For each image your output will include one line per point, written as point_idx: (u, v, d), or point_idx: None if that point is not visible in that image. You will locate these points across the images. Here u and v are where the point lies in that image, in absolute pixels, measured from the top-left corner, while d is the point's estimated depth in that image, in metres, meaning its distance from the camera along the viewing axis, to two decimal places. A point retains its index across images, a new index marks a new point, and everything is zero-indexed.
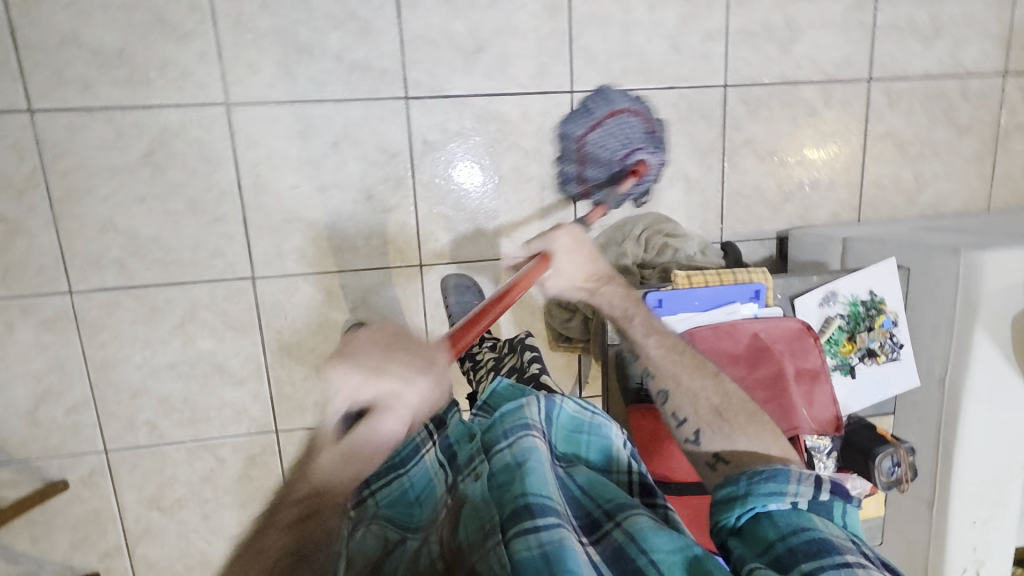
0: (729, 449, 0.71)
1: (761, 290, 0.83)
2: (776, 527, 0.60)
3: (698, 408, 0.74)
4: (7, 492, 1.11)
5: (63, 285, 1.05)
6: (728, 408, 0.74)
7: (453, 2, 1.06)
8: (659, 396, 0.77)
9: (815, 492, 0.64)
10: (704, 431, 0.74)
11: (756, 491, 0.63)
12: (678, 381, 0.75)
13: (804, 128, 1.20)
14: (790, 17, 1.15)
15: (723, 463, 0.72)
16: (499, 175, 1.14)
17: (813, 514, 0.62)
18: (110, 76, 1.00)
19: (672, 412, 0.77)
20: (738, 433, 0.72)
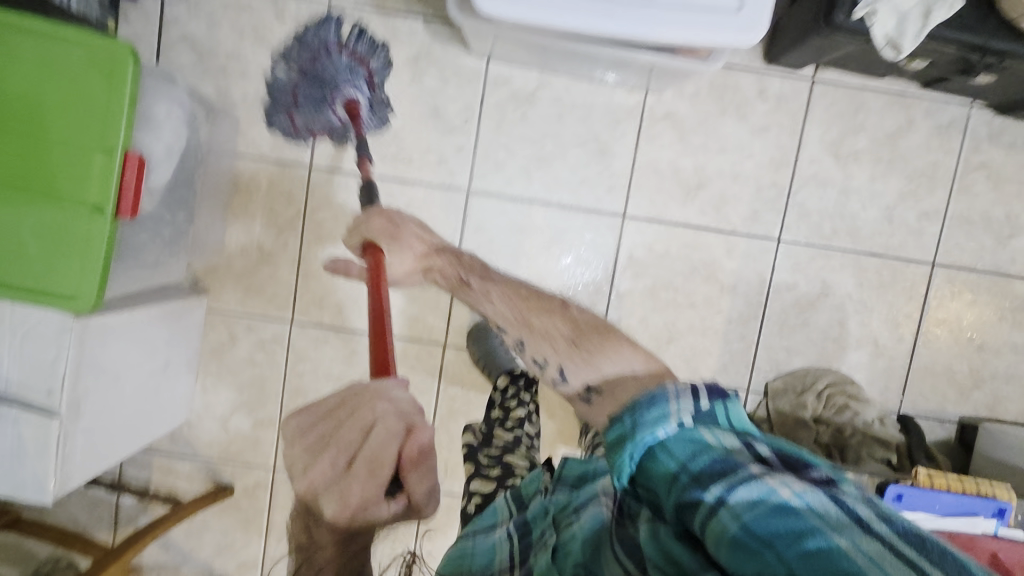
0: (597, 377, 0.64)
1: (1006, 509, 0.74)
2: (671, 459, 0.45)
3: (555, 347, 0.71)
4: (183, 482, 1.22)
5: (287, 315, 1.18)
6: (580, 332, 0.72)
7: (688, 141, 1.14)
8: (518, 346, 0.77)
9: (697, 404, 0.47)
10: (567, 368, 0.69)
11: (643, 424, 0.47)
12: (531, 338, 0.76)
13: (1006, 321, 1.18)
14: (1014, 212, 1.15)
15: (597, 395, 0.64)
16: (691, 301, 1.18)
17: (699, 434, 0.45)
18: (380, 151, 1.15)
19: (533, 357, 0.75)
20: (597, 357, 0.66)
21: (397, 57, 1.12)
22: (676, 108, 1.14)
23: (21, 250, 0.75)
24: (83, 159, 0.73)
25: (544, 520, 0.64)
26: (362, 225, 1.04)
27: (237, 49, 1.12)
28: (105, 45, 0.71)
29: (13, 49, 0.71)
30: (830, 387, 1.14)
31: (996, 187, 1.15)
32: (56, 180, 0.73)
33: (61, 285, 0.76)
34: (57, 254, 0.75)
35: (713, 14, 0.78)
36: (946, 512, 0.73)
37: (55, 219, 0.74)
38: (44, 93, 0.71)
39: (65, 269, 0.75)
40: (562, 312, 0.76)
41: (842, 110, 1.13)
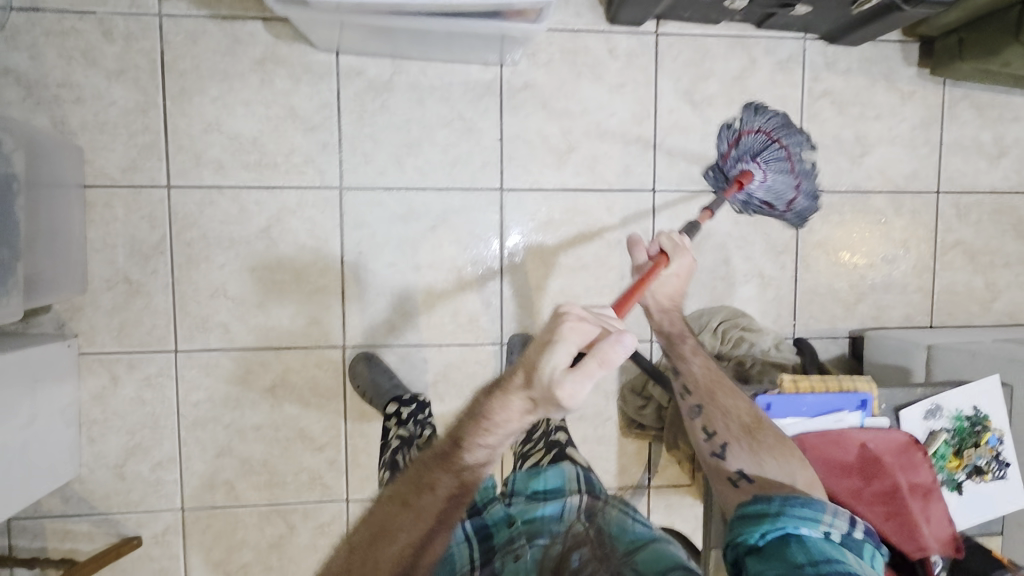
0: (756, 471, 0.77)
1: (867, 399, 0.86)
2: (806, 550, 0.61)
3: (729, 425, 0.83)
4: (82, 545, 1.12)
5: (170, 344, 1.11)
6: (756, 426, 0.82)
7: (550, 107, 1.17)
8: (693, 410, 0.87)
9: (855, 529, 0.65)
10: (730, 446, 0.82)
11: (791, 512, 0.66)
12: (708, 407, 0.86)
13: (873, 234, 1.25)
14: (860, 132, 1.23)
15: (745, 481, 0.78)
16: (583, 262, 1.19)
17: (848, 550, 0.63)
18: (242, 160, 1.11)
19: (703, 425, 0.85)
20: (766, 454, 0.78)
21: (243, 62, 1.10)
22: (532, 78, 1.16)
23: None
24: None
25: (506, 527, 0.83)
26: (666, 238, 0.89)
27: (69, 75, 1.06)
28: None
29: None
30: (725, 322, 1.17)
31: (839, 112, 1.23)
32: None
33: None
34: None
35: None
36: (811, 412, 0.84)
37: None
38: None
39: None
40: (742, 398, 0.86)
41: (688, 59, 1.19)
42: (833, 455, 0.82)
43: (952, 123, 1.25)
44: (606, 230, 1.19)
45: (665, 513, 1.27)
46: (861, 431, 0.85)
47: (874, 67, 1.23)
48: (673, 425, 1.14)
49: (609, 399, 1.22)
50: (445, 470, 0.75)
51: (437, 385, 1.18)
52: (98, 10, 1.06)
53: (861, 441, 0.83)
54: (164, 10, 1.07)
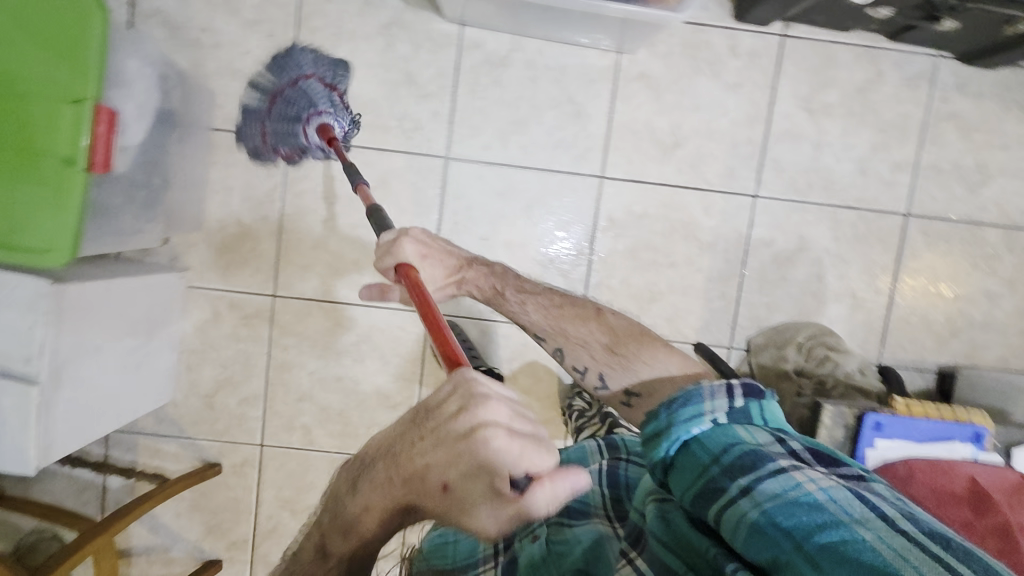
0: (635, 382, 0.82)
1: (981, 434, 0.87)
2: (705, 449, 0.54)
3: (592, 355, 0.85)
4: (168, 463, 1.20)
5: (269, 289, 1.17)
6: (616, 339, 0.85)
7: (662, 100, 1.16)
8: (558, 353, 0.89)
9: (786, 447, 0.53)
10: (607, 373, 0.84)
11: (677, 419, 0.57)
12: (566, 348, 0.88)
13: (979, 269, 1.20)
14: (982, 161, 1.18)
15: (634, 396, 0.82)
16: (672, 260, 1.19)
17: (810, 488, 0.46)
18: (356, 120, 1.14)
19: (574, 364, 0.88)
20: (634, 363, 0.82)
21: (369, 25, 1.12)
22: (649, 69, 1.15)
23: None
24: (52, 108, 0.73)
25: (530, 541, 0.71)
26: (386, 258, 0.84)
27: (207, 21, 1.11)
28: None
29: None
30: (811, 339, 1.16)
31: (964, 137, 1.17)
32: (28, 134, 0.74)
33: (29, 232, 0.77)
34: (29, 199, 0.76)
35: None
36: (922, 438, 0.85)
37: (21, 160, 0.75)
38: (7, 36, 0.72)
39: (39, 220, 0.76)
40: (590, 323, 0.87)
41: (812, 65, 1.15)
42: (939, 482, 0.79)
43: None
44: (700, 229, 1.18)
45: None
46: (970, 465, 0.82)
47: (1010, 95, 1.16)
48: None
49: None
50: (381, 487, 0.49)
51: (511, 362, 1.21)
52: None
53: (970, 476, 0.79)
54: None
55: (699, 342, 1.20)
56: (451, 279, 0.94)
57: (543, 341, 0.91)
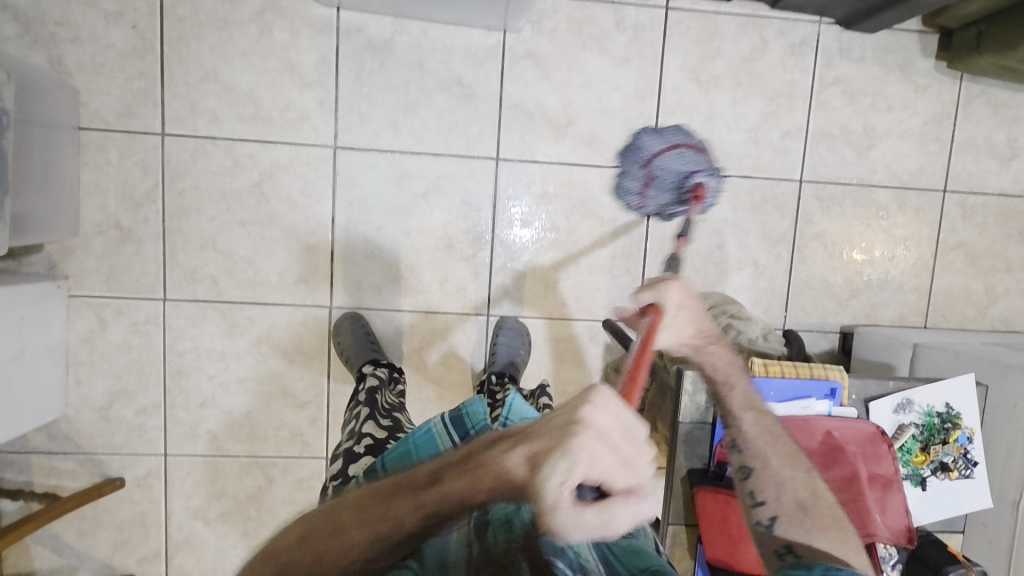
0: (802, 545, 0.74)
1: (835, 389, 0.91)
2: None
3: (780, 496, 0.80)
4: (66, 482, 1.14)
5: (158, 292, 1.12)
6: (812, 500, 0.79)
7: (552, 78, 1.14)
8: (744, 472, 0.83)
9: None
10: (779, 519, 0.79)
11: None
12: (757, 472, 0.82)
13: (873, 229, 1.23)
14: (869, 124, 1.20)
15: (792, 554, 0.74)
16: (574, 239, 1.18)
17: None
18: (237, 112, 1.10)
19: (751, 490, 0.82)
20: (817, 533, 0.76)
21: (242, 12, 1.08)
22: (536, 47, 1.13)
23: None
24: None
25: None
26: (647, 290, 0.82)
27: (67, 15, 1.05)
28: None
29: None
30: (713, 309, 1.17)
31: (850, 101, 1.19)
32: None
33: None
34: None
35: None
36: (778, 396, 0.90)
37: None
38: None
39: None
40: (770, 424, 0.85)
41: (697, 37, 1.15)
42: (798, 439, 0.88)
43: (966, 121, 1.21)
44: (599, 205, 1.18)
45: None
46: (826, 417, 0.89)
47: (890, 57, 1.19)
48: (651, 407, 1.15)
49: (592, 376, 1.22)
50: (405, 499, 0.57)
51: (420, 351, 1.19)
52: None
53: (826, 429, 0.87)
54: None
55: (607, 319, 1.20)
56: (697, 340, 0.86)
57: (737, 449, 0.85)
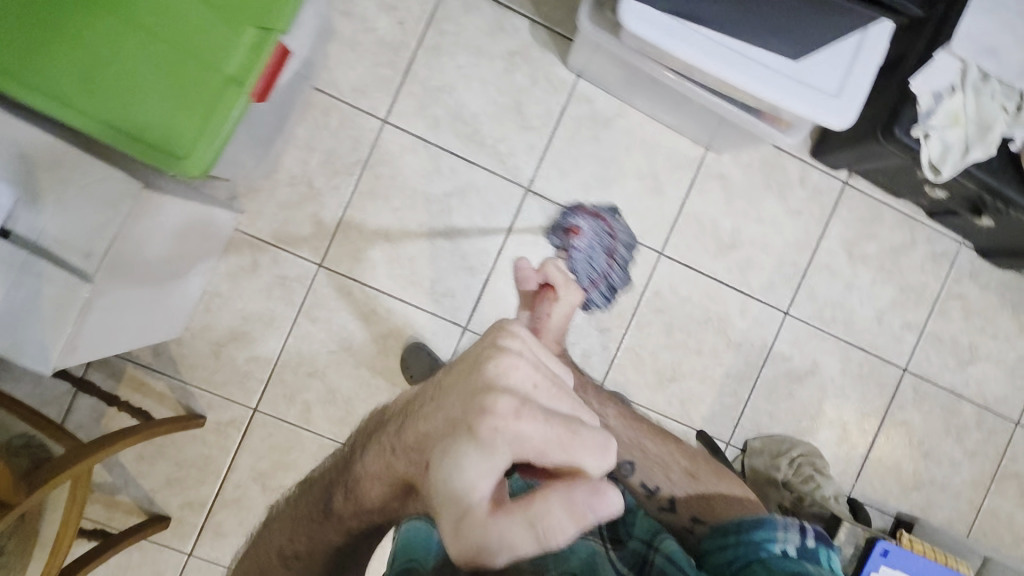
0: (706, 510, 0.68)
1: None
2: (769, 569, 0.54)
3: (669, 473, 0.73)
4: (149, 401, 1.12)
5: (317, 257, 1.15)
6: (698, 475, 0.75)
7: (732, 203, 1.25)
8: (627, 466, 0.73)
9: (805, 541, 0.58)
10: (679, 496, 0.71)
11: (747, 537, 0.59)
12: (642, 464, 0.74)
13: (950, 435, 1.33)
14: (975, 343, 1.33)
15: (702, 524, 0.67)
16: (699, 348, 1.26)
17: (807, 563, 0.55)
18: (456, 127, 1.17)
19: (643, 481, 0.73)
20: (715, 497, 0.70)
21: (497, 47, 1.18)
22: (728, 172, 1.25)
23: (88, 78, 0.64)
24: (233, 15, 0.66)
25: None
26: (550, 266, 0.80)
27: None
28: None
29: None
30: (802, 457, 1.24)
31: (965, 318, 1.32)
32: (187, 37, 0.65)
33: (163, 141, 0.68)
34: (164, 108, 0.67)
35: (814, 92, 0.87)
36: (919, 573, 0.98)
37: (169, 66, 0.65)
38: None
39: (178, 124, 0.68)
40: (665, 443, 0.80)
41: (862, 216, 1.28)
42: None
43: None
44: (731, 326, 1.26)
45: None
46: None
47: (1009, 294, 1.33)
48: None
49: None
50: (332, 523, 0.52)
51: None
52: None
53: None
54: None
55: (702, 431, 1.25)
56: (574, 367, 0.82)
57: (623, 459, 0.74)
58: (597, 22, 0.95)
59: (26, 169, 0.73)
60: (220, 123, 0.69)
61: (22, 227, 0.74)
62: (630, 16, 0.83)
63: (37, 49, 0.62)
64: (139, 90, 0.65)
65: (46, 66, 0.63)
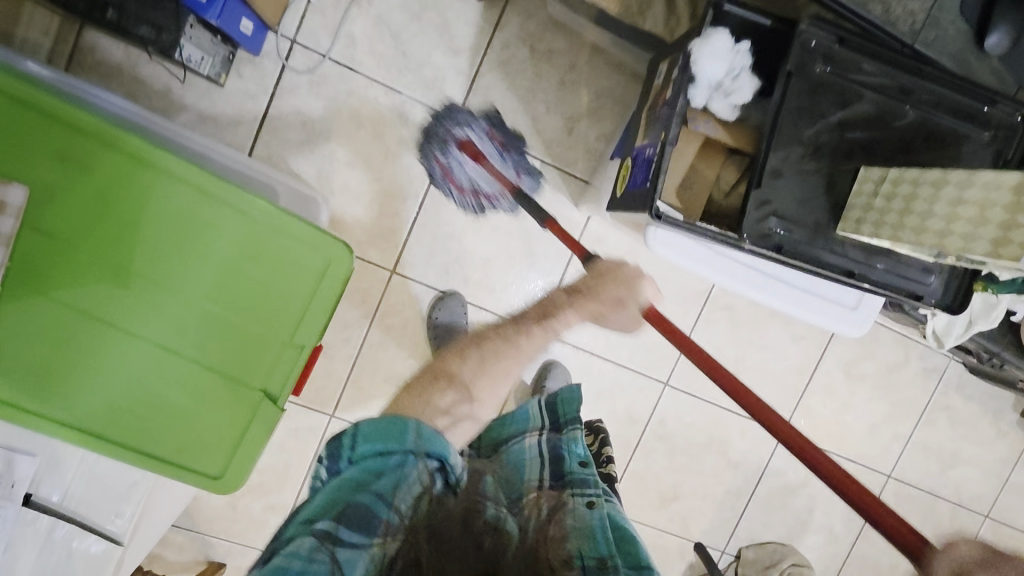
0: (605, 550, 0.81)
1: None
2: None
3: None
4: (170, 552, 1.16)
5: (330, 409, 1.15)
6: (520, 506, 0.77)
7: (736, 333, 1.27)
8: None
9: None
10: None
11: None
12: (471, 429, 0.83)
13: (925, 531, 1.44)
14: (956, 449, 1.41)
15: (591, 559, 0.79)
16: (701, 467, 1.31)
17: None
18: (465, 274, 1.15)
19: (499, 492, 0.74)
20: None
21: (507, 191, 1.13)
22: (735, 303, 1.26)
23: (122, 415, 0.72)
24: (265, 339, 0.74)
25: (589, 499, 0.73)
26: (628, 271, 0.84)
27: (351, 140, 1.06)
28: (300, 246, 0.71)
29: (212, 221, 0.69)
30: (794, 568, 1.31)
31: (950, 427, 1.40)
32: (216, 358, 0.73)
33: (196, 463, 0.76)
34: (191, 420, 0.75)
35: (831, 306, 0.88)
36: None
37: (194, 385, 0.73)
38: (221, 252, 0.70)
39: (207, 447, 0.76)
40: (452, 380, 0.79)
41: (861, 339, 1.32)
42: None
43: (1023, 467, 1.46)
44: (731, 446, 1.31)
45: None
46: None
47: (990, 402, 1.40)
48: None
49: None
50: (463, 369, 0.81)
51: None
52: (405, 93, 1.07)
53: None
54: (463, 118, 1.09)
55: (699, 542, 1.33)
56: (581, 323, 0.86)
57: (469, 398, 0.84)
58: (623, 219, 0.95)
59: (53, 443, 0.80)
60: (249, 437, 0.77)
61: (44, 490, 0.81)
62: (656, 243, 0.82)
63: (65, 381, 0.69)
64: (178, 416, 0.74)
65: (81, 405, 0.70)
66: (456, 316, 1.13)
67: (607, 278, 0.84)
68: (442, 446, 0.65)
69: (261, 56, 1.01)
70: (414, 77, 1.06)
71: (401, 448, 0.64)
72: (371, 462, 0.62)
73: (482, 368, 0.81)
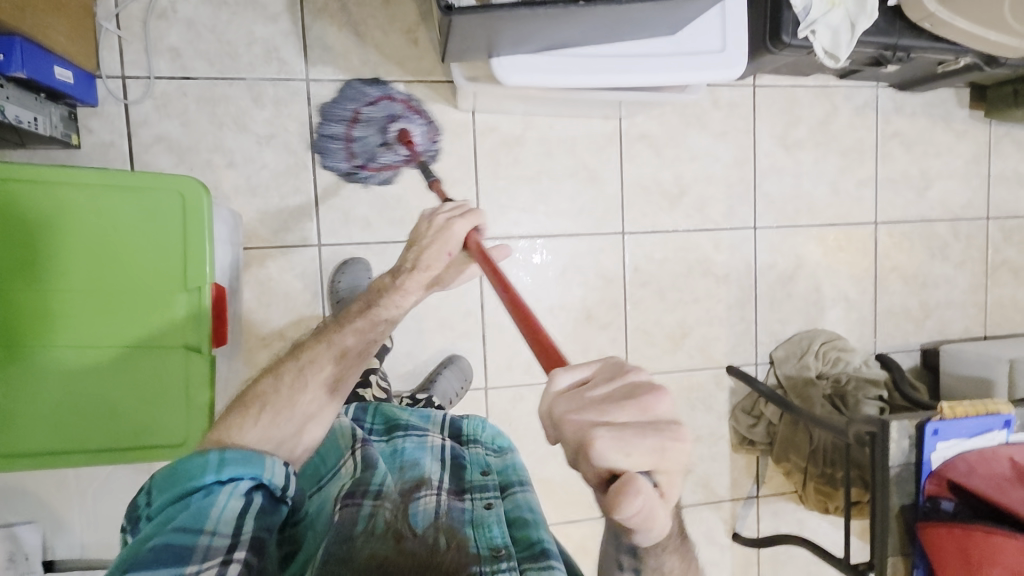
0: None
1: (1009, 419, 0.96)
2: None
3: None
4: None
5: None
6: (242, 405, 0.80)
7: (664, 155, 1.26)
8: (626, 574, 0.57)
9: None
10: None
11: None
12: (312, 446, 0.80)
13: (938, 258, 1.41)
14: (924, 169, 1.39)
15: None
16: (694, 295, 1.30)
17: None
18: (386, 216, 1.15)
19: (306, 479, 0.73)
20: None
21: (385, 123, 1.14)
22: (648, 128, 1.25)
23: (70, 424, 0.84)
24: (161, 300, 0.86)
25: (479, 471, 0.83)
26: (474, 217, 0.86)
27: (220, 142, 1.08)
28: (153, 198, 0.85)
29: (70, 213, 0.82)
30: (825, 344, 1.31)
31: (908, 151, 1.38)
32: (132, 333, 0.85)
33: (157, 435, 0.87)
34: (130, 401, 0.86)
35: (702, 57, 0.87)
36: (971, 432, 0.93)
37: (120, 365, 0.85)
38: (83, 236, 0.83)
39: (161, 418, 0.87)
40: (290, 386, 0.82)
41: (782, 108, 1.31)
42: (993, 470, 0.93)
43: (999, 156, 1.43)
44: (713, 263, 1.30)
45: (771, 517, 1.36)
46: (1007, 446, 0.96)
47: (935, 110, 1.38)
48: (785, 442, 1.27)
49: (721, 419, 1.33)
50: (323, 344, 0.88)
51: None
52: (246, 77, 1.08)
53: (1009, 456, 0.95)
54: (311, 75, 1.10)
55: (729, 365, 1.31)
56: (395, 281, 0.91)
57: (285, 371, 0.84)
58: (483, 80, 0.95)
59: (45, 508, 0.99)
60: (193, 389, 0.88)
61: (62, 550, 1.00)
62: (507, 72, 0.82)
63: (15, 416, 0.83)
64: (119, 401, 0.86)
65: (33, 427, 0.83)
66: (361, 278, 1.12)
67: (440, 231, 0.86)
68: (243, 463, 0.68)
69: (101, 104, 1.03)
70: (247, 59, 1.08)
71: (203, 479, 0.65)
72: (167, 509, 0.64)
73: (301, 376, 0.84)
